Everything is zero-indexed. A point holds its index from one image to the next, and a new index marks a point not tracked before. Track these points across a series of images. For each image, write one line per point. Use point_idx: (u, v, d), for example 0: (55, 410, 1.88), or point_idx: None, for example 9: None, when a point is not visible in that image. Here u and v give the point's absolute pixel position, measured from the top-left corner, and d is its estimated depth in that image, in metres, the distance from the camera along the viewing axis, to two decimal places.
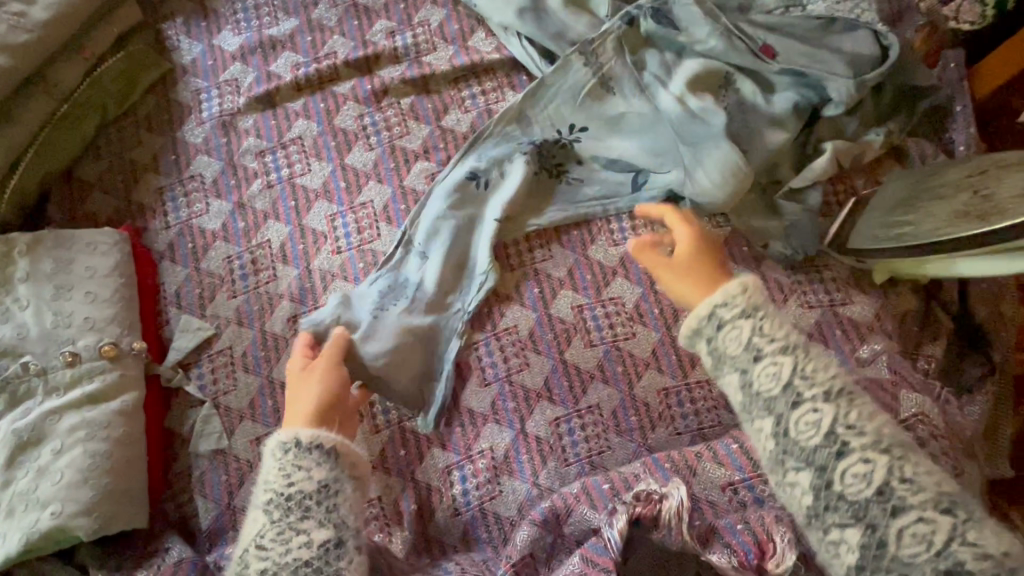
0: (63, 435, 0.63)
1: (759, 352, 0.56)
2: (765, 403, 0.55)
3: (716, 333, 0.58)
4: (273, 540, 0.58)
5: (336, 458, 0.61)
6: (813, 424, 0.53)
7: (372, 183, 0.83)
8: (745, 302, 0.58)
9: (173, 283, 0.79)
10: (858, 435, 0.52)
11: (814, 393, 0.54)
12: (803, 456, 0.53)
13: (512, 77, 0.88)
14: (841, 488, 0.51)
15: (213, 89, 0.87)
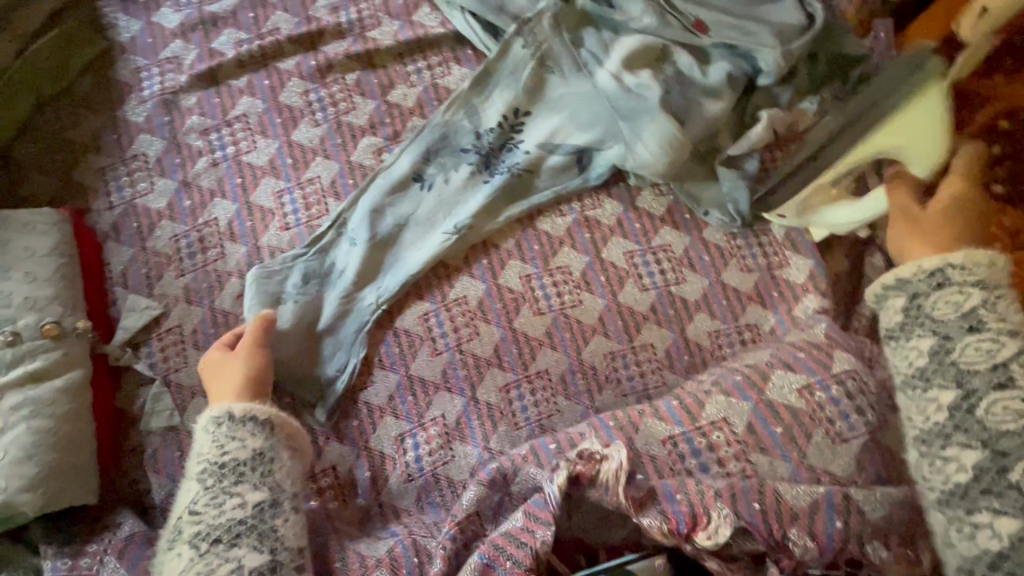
0: (6, 414, 0.63)
1: (980, 323, 0.53)
2: (957, 373, 0.53)
3: (934, 287, 0.55)
4: (207, 504, 0.61)
5: (270, 428, 0.66)
6: (985, 350, 0.52)
7: (319, 159, 0.84)
8: (987, 273, 0.54)
9: (120, 264, 0.79)
10: (1022, 371, 0.52)
11: (995, 324, 0.53)
12: (955, 374, 0.53)
13: (457, 52, 0.88)
14: (980, 413, 0.52)
15: (154, 67, 0.86)
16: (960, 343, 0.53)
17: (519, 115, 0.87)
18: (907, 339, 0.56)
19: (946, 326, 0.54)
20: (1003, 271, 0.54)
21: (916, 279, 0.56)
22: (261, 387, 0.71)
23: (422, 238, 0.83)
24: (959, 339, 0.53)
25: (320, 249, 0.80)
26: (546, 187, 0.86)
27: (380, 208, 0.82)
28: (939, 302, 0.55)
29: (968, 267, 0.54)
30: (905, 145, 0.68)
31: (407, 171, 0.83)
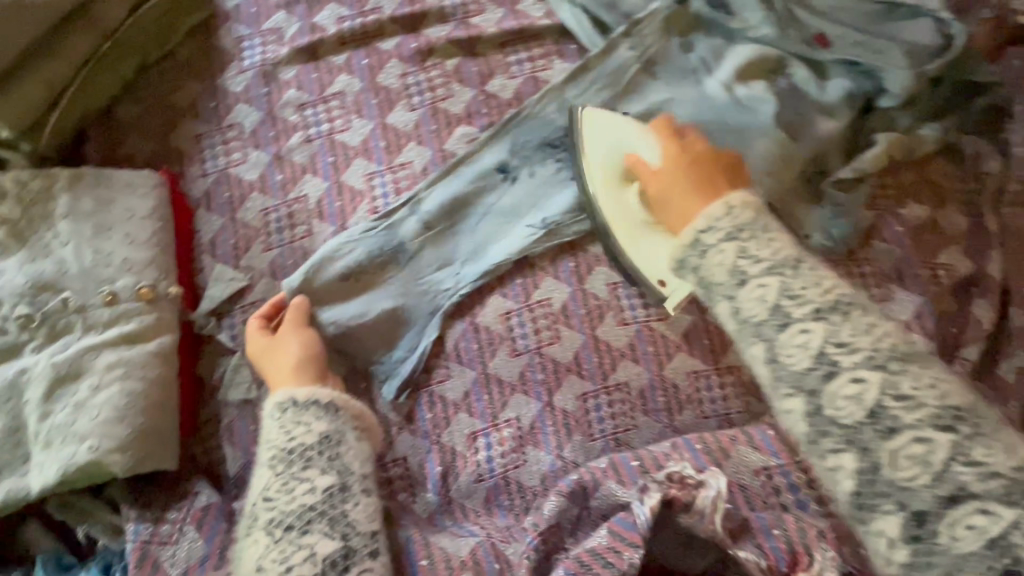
0: (101, 372, 0.63)
1: (746, 276, 0.56)
2: (754, 328, 0.55)
3: (698, 253, 0.59)
4: (277, 490, 0.59)
5: (334, 413, 0.64)
6: (817, 299, 0.54)
7: (413, 144, 0.82)
8: (729, 224, 0.59)
9: (209, 233, 0.79)
10: (799, 306, 0.54)
11: (756, 269, 0.56)
12: (754, 329, 0.55)
13: (561, 46, 0.86)
14: (751, 321, 0.55)
15: (255, 37, 0.85)
16: (713, 282, 0.58)
17: (614, 116, 0.83)
18: (728, 284, 0.57)
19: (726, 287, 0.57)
20: (742, 216, 0.59)
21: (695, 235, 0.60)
22: (315, 370, 0.70)
23: (502, 233, 0.81)
24: (739, 286, 0.56)
25: (388, 229, 0.79)
26: None
27: (461, 197, 0.80)
28: (713, 266, 0.58)
29: (727, 214, 0.59)
30: (612, 143, 0.77)
31: (491, 161, 0.81)
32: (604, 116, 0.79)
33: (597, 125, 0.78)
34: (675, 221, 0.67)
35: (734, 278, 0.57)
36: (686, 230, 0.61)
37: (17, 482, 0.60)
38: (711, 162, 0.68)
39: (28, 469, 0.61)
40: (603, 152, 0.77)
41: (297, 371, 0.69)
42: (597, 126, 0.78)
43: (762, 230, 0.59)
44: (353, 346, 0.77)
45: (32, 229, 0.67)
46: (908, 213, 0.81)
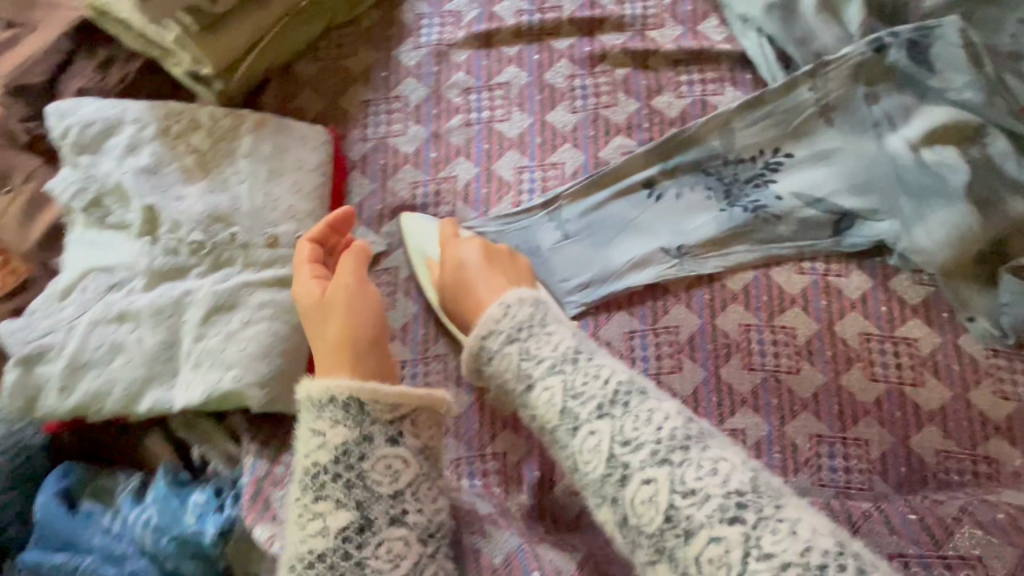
0: (252, 309, 0.66)
1: (530, 378, 0.46)
2: (549, 433, 0.46)
3: (487, 363, 0.50)
4: (295, 521, 0.44)
5: (353, 414, 0.44)
6: (551, 399, 0.45)
7: (568, 146, 0.82)
8: (514, 323, 0.49)
9: (358, 195, 0.82)
10: (634, 450, 0.41)
11: (541, 371, 0.46)
12: (599, 487, 0.42)
13: (736, 74, 0.84)
14: (589, 478, 0.43)
15: (435, 17, 0.87)
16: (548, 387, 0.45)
17: (780, 155, 0.80)
18: (537, 399, 0.45)
19: (529, 397, 0.46)
20: (521, 313, 0.50)
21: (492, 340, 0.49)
22: (368, 359, 0.50)
23: (638, 248, 0.79)
24: (540, 389, 0.46)
25: (529, 226, 0.79)
26: (789, 239, 0.78)
27: (604, 209, 0.80)
28: (504, 364, 0.48)
29: (506, 314, 0.50)
30: (426, 250, 0.76)
31: (640, 176, 0.80)
32: (422, 219, 0.78)
33: (423, 230, 0.78)
34: (465, 313, 0.60)
35: (519, 384, 0.47)
36: (472, 333, 0.52)
37: (164, 394, 0.64)
38: (484, 263, 0.60)
39: (175, 384, 0.64)
40: (420, 260, 0.77)
41: (344, 356, 0.50)
42: (419, 229, 0.78)
43: (543, 323, 0.49)
44: None
45: (216, 162, 0.71)
46: None
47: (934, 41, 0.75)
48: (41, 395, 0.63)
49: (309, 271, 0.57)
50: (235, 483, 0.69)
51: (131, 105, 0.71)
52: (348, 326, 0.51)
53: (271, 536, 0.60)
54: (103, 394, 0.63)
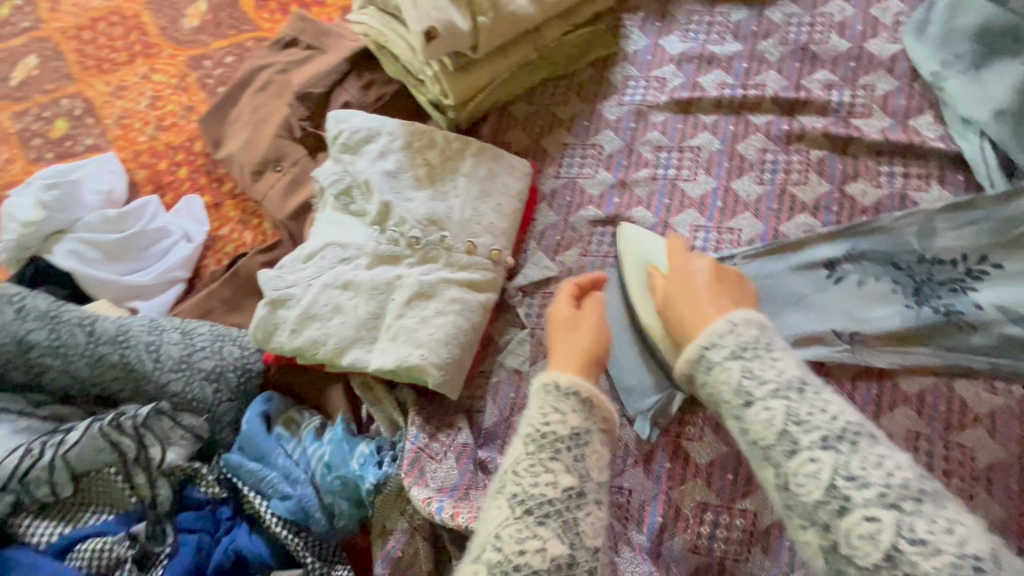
0: (445, 302, 0.78)
1: (750, 397, 0.52)
2: (760, 451, 0.51)
3: (705, 371, 0.55)
4: (523, 466, 0.51)
5: (591, 409, 0.54)
6: (767, 420, 0.50)
7: (748, 214, 0.85)
8: (734, 342, 0.54)
9: (543, 223, 0.91)
10: (807, 431, 0.49)
11: (764, 391, 0.51)
12: (762, 452, 0.51)
13: (946, 173, 0.81)
14: (803, 501, 0.48)
15: (642, 80, 0.96)
16: (774, 416, 0.50)
17: (986, 264, 0.75)
18: (756, 427, 0.51)
19: (744, 418, 0.52)
20: (747, 333, 0.55)
21: (717, 352, 0.55)
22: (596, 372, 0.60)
23: (808, 323, 0.78)
24: (773, 428, 0.50)
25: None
26: (986, 352, 0.72)
27: (777, 279, 0.80)
28: (720, 379, 0.54)
29: (730, 331, 0.55)
30: (640, 259, 0.81)
31: (821, 255, 0.80)
32: (639, 231, 0.84)
33: (640, 239, 0.83)
34: (678, 327, 0.62)
35: (750, 419, 0.52)
36: (692, 343, 0.57)
37: (364, 354, 0.76)
38: (713, 279, 0.63)
39: (373, 348, 0.76)
40: (634, 263, 0.81)
41: (584, 361, 0.60)
42: (635, 241, 0.83)
43: (766, 347, 0.54)
44: (617, 367, 0.80)
45: (441, 176, 0.85)
46: None
47: None
48: (277, 331, 0.79)
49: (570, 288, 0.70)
50: (394, 445, 0.80)
51: (388, 121, 0.88)
52: (596, 339, 0.62)
53: (428, 497, 0.73)
54: (319, 342, 0.77)
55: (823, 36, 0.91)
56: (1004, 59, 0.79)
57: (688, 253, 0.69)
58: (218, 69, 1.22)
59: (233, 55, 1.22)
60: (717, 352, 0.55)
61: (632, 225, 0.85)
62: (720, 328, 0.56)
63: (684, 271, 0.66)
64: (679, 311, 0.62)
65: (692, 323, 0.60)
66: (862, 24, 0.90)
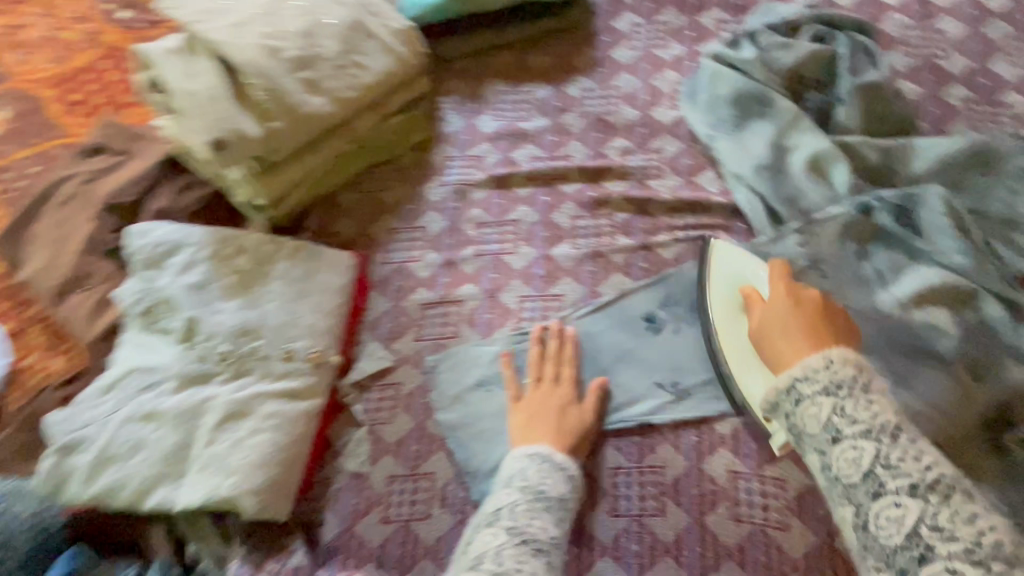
0: (261, 418, 0.73)
1: (838, 434, 0.59)
2: (843, 490, 0.58)
3: (793, 403, 0.63)
4: (521, 510, 0.62)
5: (573, 484, 0.68)
6: (852, 459, 0.58)
7: (569, 279, 0.89)
8: (832, 381, 0.61)
9: (375, 312, 0.90)
10: (894, 476, 0.56)
11: (853, 429, 0.58)
12: (844, 490, 0.58)
13: (730, 222, 0.90)
14: (883, 542, 0.55)
15: (461, 160, 1.00)
16: (865, 456, 0.57)
17: None
18: (833, 457, 0.59)
19: (819, 443, 0.60)
20: (843, 371, 0.61)
21: (809, 386, 0.62)
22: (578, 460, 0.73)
23: (634, 380, 0.81)
24: (860, 469, 0.57)
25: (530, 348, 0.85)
26: None
27: (603, 337, 0.84)
28: (808, 414, 0.61)
29: (827, 368, 0.62)
30: (731, 278, 0.81)
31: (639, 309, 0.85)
32: (733, 248, 0.83)
33: (731, 258, 0.82)
34: (771, 359, 0.69)
35: (833, 452, 0.59)
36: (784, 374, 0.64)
37: (171, 492, 0.70)
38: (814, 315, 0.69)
39: (181, 484, 0.70)
40: (724, 282, 0.82)
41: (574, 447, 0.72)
42: (727, 258, 0.83)
43: (862, 390, 0.60)
44: (462, 452, 0.80)
45: (253, 281, 0.82)
46: None
47: (919, 208, 0.80)
48: (67, 482, 0.70)
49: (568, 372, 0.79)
50: None
51: (194, 230, 0.84)
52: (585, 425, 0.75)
53: None
54: (119, 487, 0.70)
55: (616, 107, 1.00)
56: (756, 121, 0.91)
57: (793, 286, 0.74)
58: (20, 181, 1.12)
59: (38, 164, 1.13)
60: (806, 384, 0.62)
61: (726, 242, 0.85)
62: (816, 364, 0.62)
63: (792, 307, 0.71)
64: (779, 344, 0.68)
65: (790, 352, 0.67)
66: (647, 94, 1.00)
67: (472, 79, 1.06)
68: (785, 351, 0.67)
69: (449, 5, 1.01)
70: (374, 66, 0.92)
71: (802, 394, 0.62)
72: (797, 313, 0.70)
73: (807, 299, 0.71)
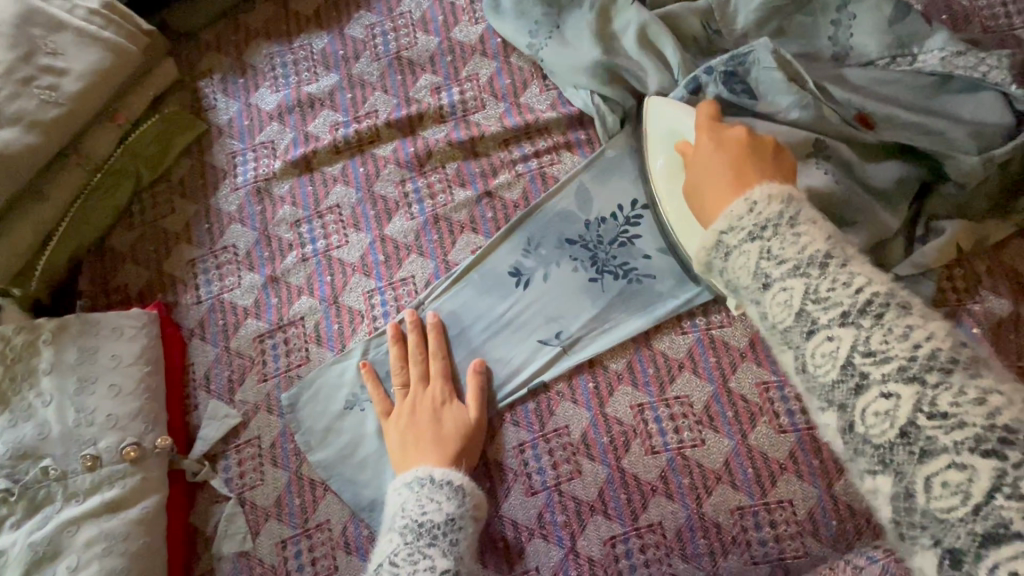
0: (80, 550, 0.59)
1: (766, 277, 0.45)
2: (779, 334, 0.46)
3: (721, 258, 0.49)
4: (402, 557, 0.55)
5: (462, 497, 0.61)
6: (783, 302, 0.44)
7: (414, 256, 0.76)
8: (761, 220, 0.47)
9: (202, 365, 0.74)
10: (825, 309, 0.43)
11: (782, 271, 0.45)
12: (781, 334, 0.46)
13: (569, 137, 0.79)
14: (819, 382, 0.43)
15: (249, 151, 0.82)
16: (798, 296, 0.44)
17: (638, 208, 0.76)
18: (770, 304, 0.45)
19: (754, 293, 0.47)
20: (768, 210, 0.47)
21: (736, 233, 0.48)
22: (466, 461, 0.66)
23: (514, 345, 0.72)
24: (793, 313, 0.44)
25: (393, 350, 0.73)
26: (671, 296, 0.73)
27: (469, 309, 0.74)
28: (740, 267, 0.47)
29: (752, 211, 0.48)
30: (662, 138, 0.69)
31: (502, 264, 0.75)
32: (665, 103, 0.70)
33: (660, 114, 0.70)
34: (698, 214, 0.56)
35: (770, 301, 0.45)
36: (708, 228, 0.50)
37: None
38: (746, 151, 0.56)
39: None
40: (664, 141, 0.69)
41: (454, 453, 0.66)
42: (661, 112, 0.70)
43: (791, 222, 0.46)
44: (351, 489, 0.69)
45: (14, 389, 0.64)
46: (981, 309, 0.69)
47: (753, 68, 0.72)
48: None
49: (437, 363, 0.71)
50: None
51: None
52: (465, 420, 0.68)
53: None
54: None
55: (411, 39, 0.84)
56: (570, 13, 0.78)
57: (719, 126, 0.60)
58: None
59: None
60: (734, 235, 0.48)
61: (663, 97, 0.72)
62: (741, 209, 0.48)
63: (715, 151, 0.57)
64: (706, 198, 0.55)
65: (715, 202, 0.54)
66: (441, 15, 0.84)
67: (231, 48, 0.85)
68: (710, 203, 0.54)
69: None
70: (79, 67, 0.70)
71: (733, 244, 0.48)
72: (720, 151, 0.57)
73: (732, 137, 0.57)
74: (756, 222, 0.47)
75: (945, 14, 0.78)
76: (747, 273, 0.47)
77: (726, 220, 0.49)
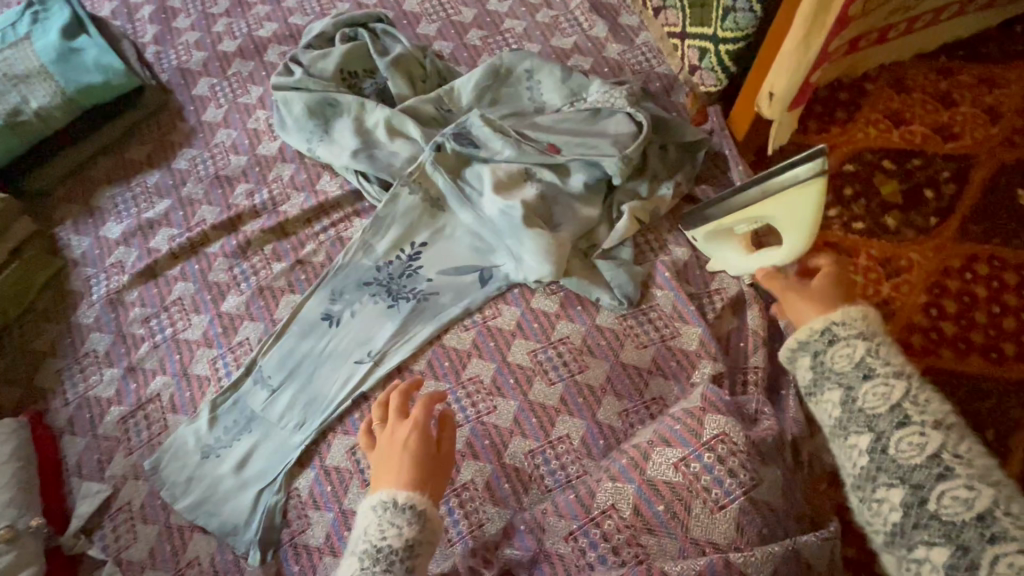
0: None
1: (870, 370, 0.56)
2: (866, 417, 0.55)
3: (829, 343, 0.59)
4: None
5: (423, 522, 0.61)
6: (881, 393, 0.55)
7: (247, 322, 0.94)
8: (864, 326, 0.59)
9: (74, 455, 0.87)
10: (920, 411, 0.53)
11: (884, 370, 0.56)
12: (865, 420, 0.55)
13: (356, 206, 1.02)
14: (902, 464, 0.52)
15: (101, 273, 0.99)
16: (898, 396, 0.54)
17: (416, 246, 0.97)
18: (867, 384, 0.56)
19: (844, 375, 0.57)
20: (871, 324, 0.59)
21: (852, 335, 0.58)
22: (438, 482, 0.65)
23: (336, 372, 0.90)
24: (891, 413, 0.54)
25: (238, 399, 0.89)
26: (453, 303, 0.94)
27: (295, 353, 0.91)
28: (839, 354, 0.58)
29: (859, 319, 0.59)
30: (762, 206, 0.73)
31: (316, 311, 0.93)
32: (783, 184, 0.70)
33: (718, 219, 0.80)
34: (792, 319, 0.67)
35: (867, 391, 0.56)
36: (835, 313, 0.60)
37: None
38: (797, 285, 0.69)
39: None
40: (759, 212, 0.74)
41: (421, 481, 0.63)
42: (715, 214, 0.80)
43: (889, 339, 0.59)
44: (215, 521, 0.82)
45: None
46: (669, 259, 0.94)
47: (471, 129, 1.00)
48: None
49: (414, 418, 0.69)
50: None
51: None
52: (430, 453, 0.65)
53: None
54: None
55: (225, 161, 1.07)
56: (334, 120, 1.04)
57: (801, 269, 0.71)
58: None
59: None
60: (848, 342, 0.58)
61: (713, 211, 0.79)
62: (852, 317, 0.59)
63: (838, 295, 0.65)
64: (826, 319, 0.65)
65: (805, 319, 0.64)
66: (247, 139, 1.09)
67: (80, 197, 1.06)
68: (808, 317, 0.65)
69: (8, 139, 0.99)
70: None
71: (836, 335, 0.59)
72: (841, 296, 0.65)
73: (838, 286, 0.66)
74: (865, 332, 0.58)
75: (605, 67, 1.09)
76: (848, 370, 0.57)
77: (837, 324, 0.59)
